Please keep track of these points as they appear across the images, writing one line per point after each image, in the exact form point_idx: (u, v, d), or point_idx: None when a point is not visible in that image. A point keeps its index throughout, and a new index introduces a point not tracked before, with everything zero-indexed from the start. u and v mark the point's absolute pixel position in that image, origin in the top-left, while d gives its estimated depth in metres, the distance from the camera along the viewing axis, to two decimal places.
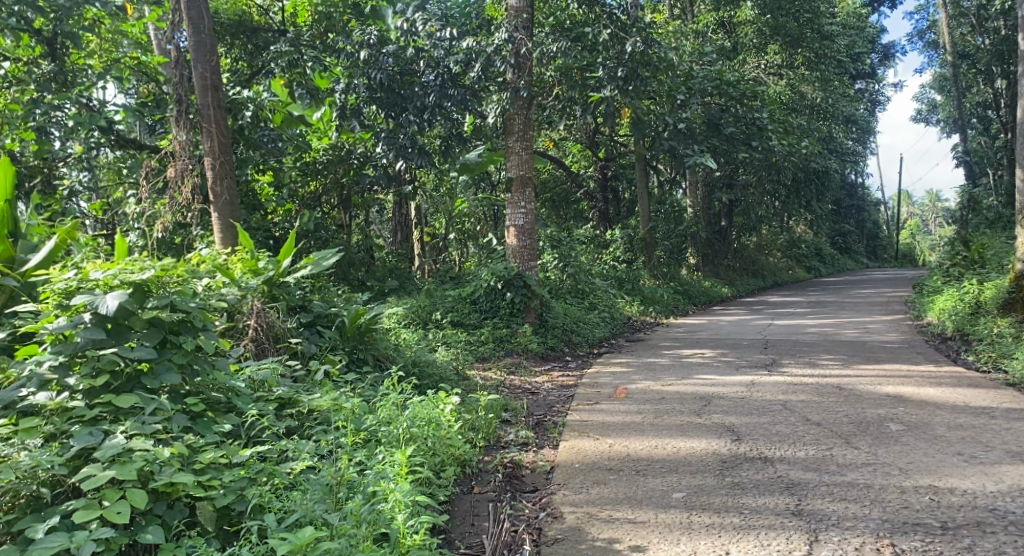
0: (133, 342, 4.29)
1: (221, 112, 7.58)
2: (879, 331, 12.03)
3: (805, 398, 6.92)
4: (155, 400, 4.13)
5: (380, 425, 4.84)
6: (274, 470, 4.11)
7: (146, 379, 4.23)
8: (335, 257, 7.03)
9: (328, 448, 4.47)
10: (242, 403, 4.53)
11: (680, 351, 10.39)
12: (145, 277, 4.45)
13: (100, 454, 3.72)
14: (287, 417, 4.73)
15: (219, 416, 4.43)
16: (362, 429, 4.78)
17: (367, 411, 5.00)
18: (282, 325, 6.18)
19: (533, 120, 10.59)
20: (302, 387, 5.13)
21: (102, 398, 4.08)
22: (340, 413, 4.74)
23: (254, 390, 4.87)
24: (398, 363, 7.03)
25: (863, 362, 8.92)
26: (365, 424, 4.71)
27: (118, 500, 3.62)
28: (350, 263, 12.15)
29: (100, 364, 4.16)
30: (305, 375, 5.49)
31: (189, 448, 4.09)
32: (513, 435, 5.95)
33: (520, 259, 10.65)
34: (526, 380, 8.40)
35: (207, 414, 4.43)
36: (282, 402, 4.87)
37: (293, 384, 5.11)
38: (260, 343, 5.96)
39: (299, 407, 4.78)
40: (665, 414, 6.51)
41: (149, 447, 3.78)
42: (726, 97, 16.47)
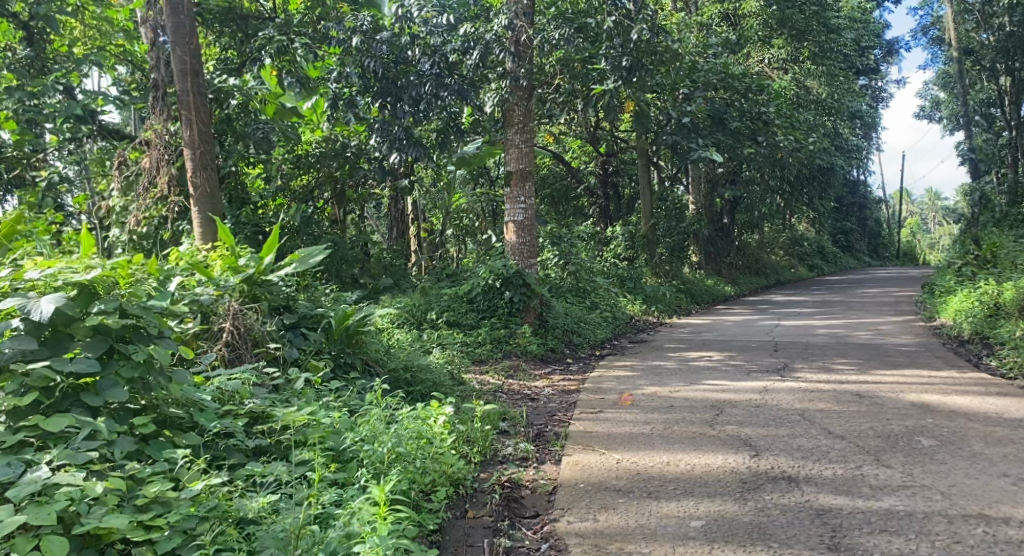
0: (74, 351, 3.83)
1: (201, 99, 7.05)
2: (892, 332, 11.59)
3: (824, 407, 6.48)
4: (92, 424, 3.67)
5: (363, 443, 4.39)
6: (233, 504, 3.68)
7: (86, 396, 3.76)
8: (324, 253, 6.55)
9: (302, 474, 4.03)
10: (205, 421, 4.11)
11: (686, 353, 9.95)
12: (91, 278, 4.02)
13: (13, 493, 3.28)
14: (258, 436, 4.30)
15: (177, 436, 4.01)
16: (343, 449, 4.34)
17: (350, 426, 4.56)
18: (262, 328, 5.72)
19: (533, 111, 10.12)
20: (279, 398, 4.71)
21: (29, 420, 3.61)
22: (317, 432, 4.31)
23: (223, 404, 4.46)
24: (389, 367, 6.57)
25: (880, 366, 8.49)
26: (343, 444, 4.27)
27: (29, 551, 3.16)
28: (342, 260, 11.67)
29: (30, 381, 3.69)
30: (285, 383, 5.06)
31: (133, 478, 3.65)
32: (510, 447, 5.48)
33: (520, 257, 10.19)
34: (525, 385, 7.94)
35: (163, 435, 4.00)
36: (255, 417, 4.46)
37: (269, 395, 4.69)
38: (235, 348, 5.53)
39: (272, 423, 4.36)
40: (675, 424, 6.05)
41: (76, 484, 3.33)
42: (731, 91, 16.01)
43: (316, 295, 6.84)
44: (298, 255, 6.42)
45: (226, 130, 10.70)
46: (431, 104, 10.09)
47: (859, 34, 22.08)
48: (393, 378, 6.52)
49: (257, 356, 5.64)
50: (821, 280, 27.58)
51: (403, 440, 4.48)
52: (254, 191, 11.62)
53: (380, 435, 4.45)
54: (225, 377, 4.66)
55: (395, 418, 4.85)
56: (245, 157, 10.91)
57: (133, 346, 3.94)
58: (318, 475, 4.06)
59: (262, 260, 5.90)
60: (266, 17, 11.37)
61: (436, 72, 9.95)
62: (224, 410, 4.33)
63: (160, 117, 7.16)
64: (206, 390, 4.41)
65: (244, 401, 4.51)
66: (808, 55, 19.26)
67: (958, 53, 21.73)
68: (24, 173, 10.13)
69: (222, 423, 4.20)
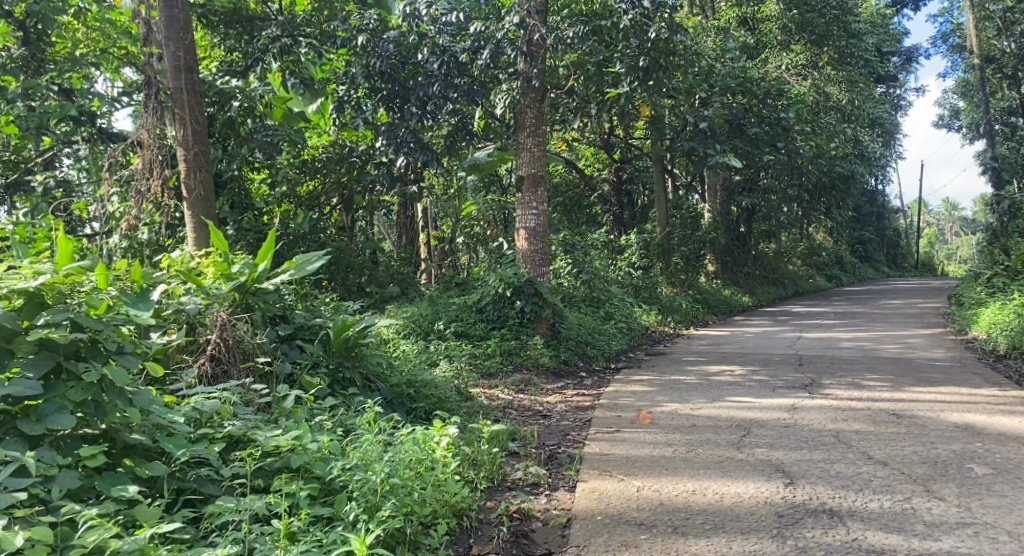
0: (14, 369, 3.52)
1: (196, 97, 6.60)
2: (923, 346, 11.11)
3: (859, 429, 6.02)
4: (21, 458, 3.30)
5: (354, 471, 3.97)
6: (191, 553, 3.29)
7: (24, 423, 3.41)
8: (325, 260, 6.18)
9: (278, 511, 3.63)
10: (172, 448, 3.71)
11: (707, 366, 9.48)
12: (37, 284, 3.71)
13: None
14: (236, 463, 3.90)
15: (137, 467, 3.63)
16: (329, 479, 3.93)
17: (340, 450, 4.15)
18: (252, 341, 5.30)
19: (546, 114, 9.69)
20: (264, 419, 4.30)
21: None
22: (301, 461, 3.90)
23: (198, 426, 4.07)
24: (391, 383, 6.12)
25: (914, 383, 8.01)
26: (328, 474, 3.86)
27: None
28: (348, 267, 11.28)
29: None
30: (274, 401, 4.67)
31: (70, 524, 3.27)
32: (520, 471, 5.04)
33: (531, 265, 9.74)
34: (536, 401, 7.50)
35: (123, 465, 3.64)
36: (235, 440, 4.07)
37: (253, 415, 4.29)
38: (220, 363, 5.11)
39: (251, 449, 3.96)
40: (698, 446, 5.60)
41: None
42: (750, 96, 15.56)
43: (314, 304, 6.43)
44: (297, 261, 6.05)
45: (224, 133, 10.21)
46: (439, 104, 9.74)
47: (879, 39, 21.61)
48: (394, 395, 6.06)
49: (245, 372, 5.20)
50: (839, 290, 27.00)
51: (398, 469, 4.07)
52: (259, 196, 11.09)
53: (373, 461, 4.04)
54: (204, 396, 4.27)
55: (393, 441, 4.44)
56: (250, 162, 10.54)
57: (83, 365, 3.59)
58: (300, 511, 3.65)
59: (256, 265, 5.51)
60: (271, 17, 10.79)
61: (445, 72, 9.55)
62: (197, 433, 3.94)
63: (152, 117, 6.78)
64: (179, 411, 4.02)
65: (222, 421, 4.12)
66: (828, 60, 18.79)
67: (982, 59, 21.22)
68: (21, 178, 9.77)
69: (194, 448, 3.81)
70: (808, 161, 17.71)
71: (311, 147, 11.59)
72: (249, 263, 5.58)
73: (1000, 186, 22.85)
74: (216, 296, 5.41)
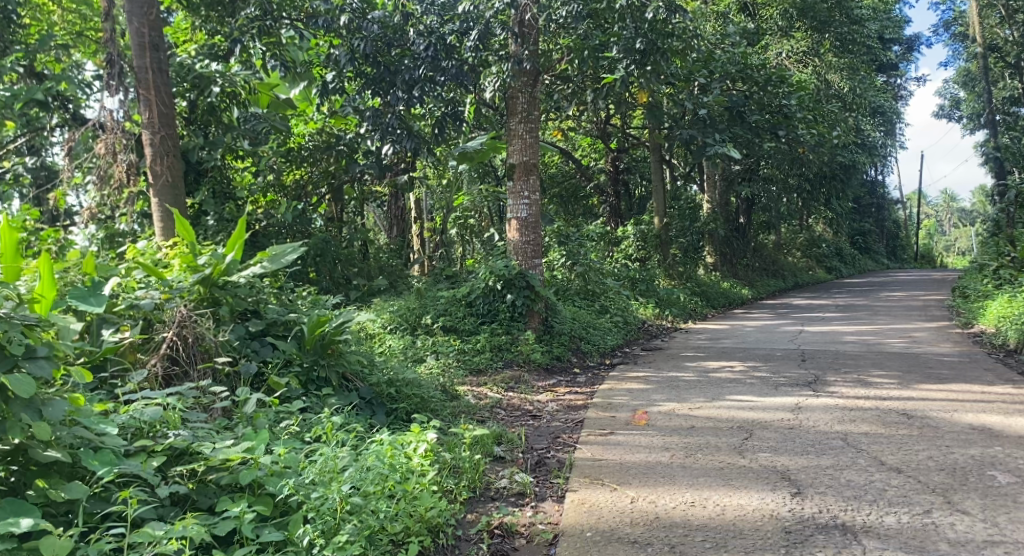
0: None
1: (163, 77, 6.19)
2: (929, 340, 10.74)
3: (869, 431, 5.66)
4: None
5: (315, 486, 3.65)
6: None
7: None
8: (302, 251, 5.78)
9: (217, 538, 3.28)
10: (92, 466, 3.34)
11: (706, 362, 9.11)
12: None
13: None
14: (177, 479, 3.55)
15: (53, 488, 3.28)
16: (283, 497, 3.58)
17: (300, 462, 3.81)
18: (214, 339, 4.92)
19: (538, 100, 9.29)
20: (214, 427, 3.94)
21: None
22: (252, 477, 3.55)
23: (137, 437, 3.71)
24: (372, 383, 5.74)
25: (923, 380, 7.64)
26: (282, 492, 3.52)
27: None
28: (335, 260, 10.91)
29: None
30: (233, 405, 4.32)
31: None
32: (504, 479, 4.67)
33: (523, 257, 9.35)
34: (527, 400, 7.14)
35: (36, 486, 3.28)
36: (179, 452, 3.70)
37: (202, 423, 3.93)
38: (175, 361, 4.78)
39: (194, 463, 3.60)
40: (697, 450, 5.23)
41: None
42: (749, 83, 15.16)
43: (290, 298, 6.05)
44: (271, 253, 5.66)
45: (205, 120, 9.95)
46: (426, 88, 9.32)
47: (880, 27, 21.21)
48: (375, 396, 5.69)
49: (204, 373, 4.83)
50: (839, 282, 26.63)
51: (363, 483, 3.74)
52: (244, 185, 10.61)
53: (335, 473, 3.70)
54: (146, 402, 3.90)
55: (364, 450, 4.10)
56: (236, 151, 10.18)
57: None
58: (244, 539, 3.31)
59: (224, 257, 5.13)
60: None
61: (432, 54, 9.14)
62: (132, 446, 3.58)
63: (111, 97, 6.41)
64: (113, 421, 3.65)
65: (164, 430, 3.75)
66: (828, 47, 18.38)
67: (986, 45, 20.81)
68: None
69: (126, 465, 3.44)
70: (809, 150, 17.34)
71: (297, 135, 11.19)
72: (216, 254, 5.21)
73: (1003, 176, 22.47)
74: (179, 289, 5.03)
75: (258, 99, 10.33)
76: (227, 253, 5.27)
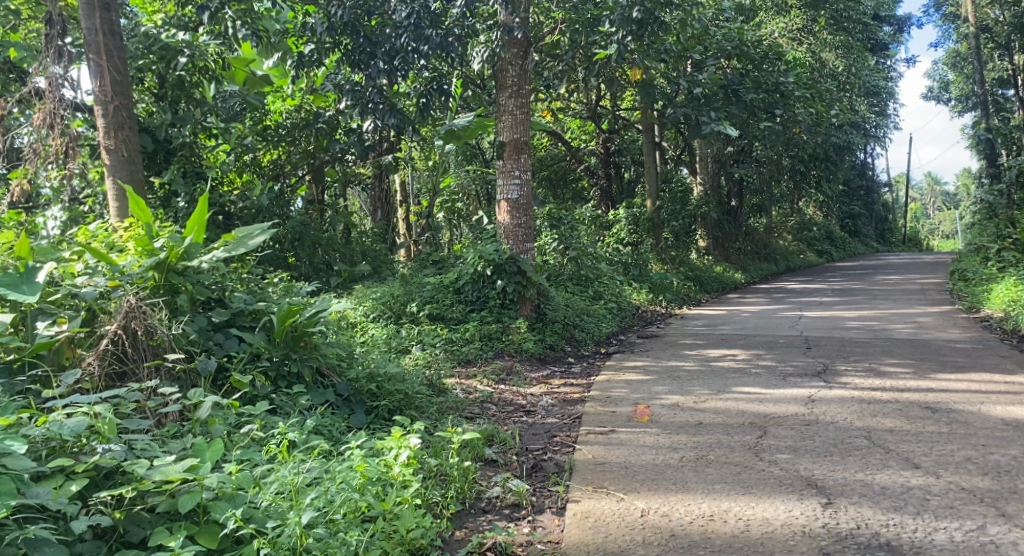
0: None
1: (115, 38, 5.55)
2: (936, 325, 10.34)
3: (894, 427, 5.20)
4: None
5: (274, 510, 3.17)
6: None
7: None
8: (270, 234, 5.35)
9: None
10: None
11: (708, 350, 8.64)
12: None
13: None
14: (101, 507, 3.06)
15: None
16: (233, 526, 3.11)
17: (256, 481, 3.32)
18: (166, 331, 4.37)
19: (529, 73, 8.71)
20: (151, 440, 3.45)
21: None
22: (193, 503, 3.06)
23: (55, 453, 3.21)
24: (349, 378, 5.24)
25: (940, 369, 7.20)
26: (229, 525, 3.01)
27: None
28: (315, 244, 10.34)
29: None
30: (184, 410, 3.83)
31: None
32: (497, 488, 4.16)
33: (514, 240, 8.79)
34: (519, 393, 6.65)
35: None
36: (107, 472, 3.20)
37: (140, 434, 3.44)
38: (119, 357, 4.24)
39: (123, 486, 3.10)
40: (709, 451, 4.74)
41: None
42: (745, 60, 14.67)
43: (260, 284, 5.54)
44: (235, 235, 5.25)
45: (177, 96, 9.46)
46: (409, 59, 8.66)
47: (873, 6, 20.80)
48: (353, 393, 5.19)
49: (152, 372, 4.28)
50: (831, 266, 26.26)
51: (330, 508, 3.26)
52: (215, 165, 9.92)
53: (296, 497, 3.21)
54: (69, 411, 3.39)
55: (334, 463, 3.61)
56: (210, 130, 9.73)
57: None
58: None
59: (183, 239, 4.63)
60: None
61: (414, 22, 8.39)
62: (45, 467, 3.08)
63: (51, 61, 5.71)
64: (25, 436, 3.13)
65: (91, 443, 3.26)
66: (822, 25, 17.94)
67: (979, 26, 20.43)
68: None
69: (34, 493, 2.93)
70: (804, 130, 16.88)
71: (273, 113, 10.68)
72: (174, 236, 4.71)
73: (998, 158, 22.14)
74: (130, 275, 4.55)
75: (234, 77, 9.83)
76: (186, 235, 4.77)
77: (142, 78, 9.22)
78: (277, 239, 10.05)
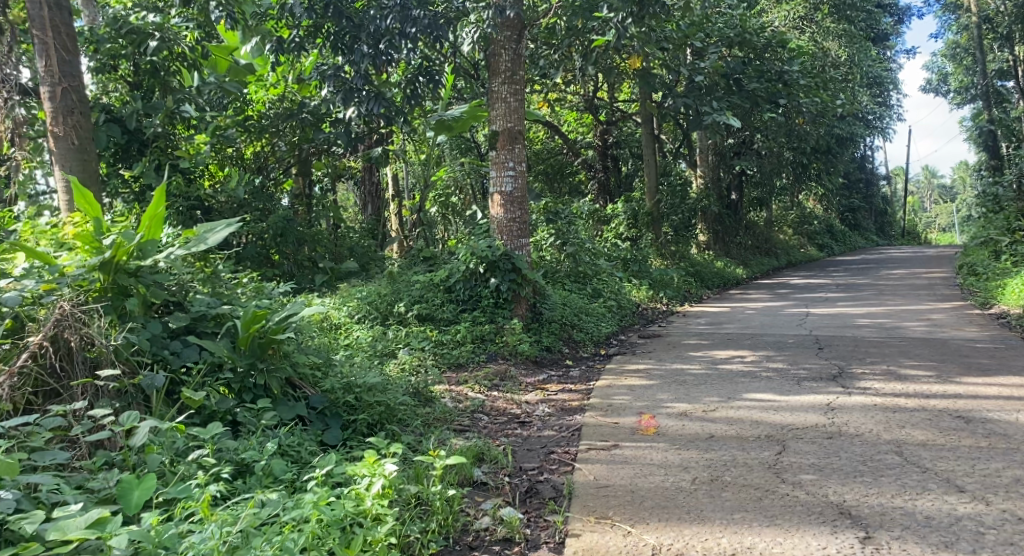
0: None
1: (62, 14, 5.14)
2: (952, 323, 9.85)
3: (926, 440, 4.71)
4: None
5: None
6: None
7: None
8: (235, 229, 4.88)
9: None
10: None
11: (715, 351, 8.13)
12: None
13: None
14: None
15: None
16: None
17: (182, 537, 2.97)
18: (105, 341, 3.97)
19: (523, 57, 8.21)
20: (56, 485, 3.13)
21: None
22: None
23: None
24: (324, 389, 4.75)
25: (964, 373, 6.70)
26: None
27: None
28: (300, 241, 9.82)
29: None
30: (112, 438, 3.49)
31: None
32: (486, 517, 3.69)
33: (508, 236, 8.24)
34: (514, 401, 6.14)
35: None
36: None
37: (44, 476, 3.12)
38: (48, 372, 3.85)
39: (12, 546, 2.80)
40: (724, 471, 4.27)
41: None
42: (747, 48, 14.16)
43: (227, 285, 4.98)
44: (196, 231, 4.78)
45: (151, 84, 8.89)
46: (396, 42, 8.12)
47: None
48: (329, 405, 4.69)
49: (84, 390, 3.87)
50: (833, 260, 25.75)
51: None
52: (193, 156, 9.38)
53: None
54: None
55: (289, 503, 3.19)
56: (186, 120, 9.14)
57: None
58: None
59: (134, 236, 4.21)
60: None
61: (401, 1, 7.85)
62: None
63: None
64: None
65: None
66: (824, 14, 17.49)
67: (981, 17, 20.02)
68: None
69: None
70: (807, 121, 16.41)
71: (256, 102, 10.07)
72: (124, 232, 4.27)
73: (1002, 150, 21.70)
74: (70, 277, 4.13)
75: (216, 64, 9.83)
76: (137, 232, 4.32)
77: (115, 65, 8.68)
78: (258, 236, 9.51)
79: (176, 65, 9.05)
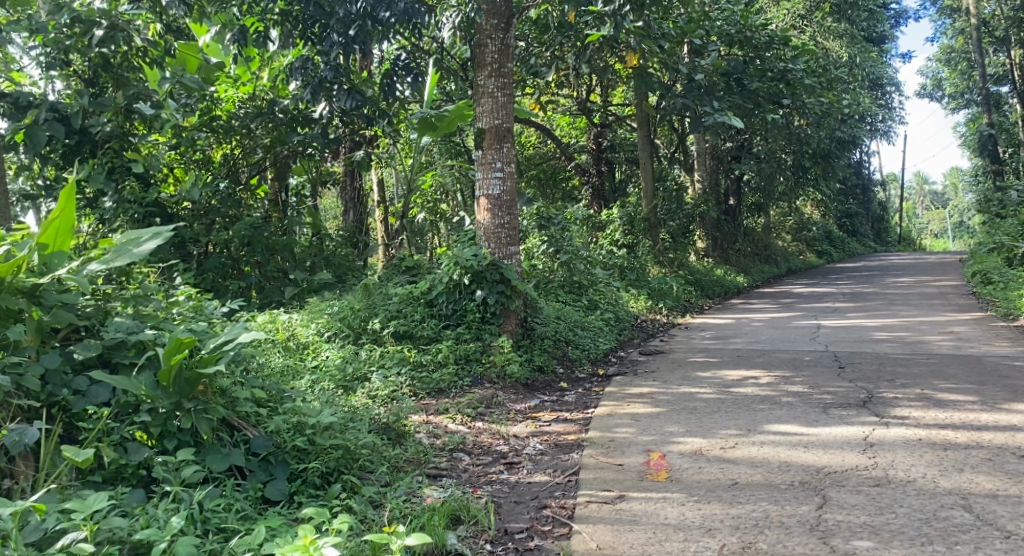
0: None
1: None
2: (977, 337, 9.10)
3: (996, 490, 3.94)
4: None
5: None
6: None
7: None
8: (165, 238, 4.04)
9: None
10: None
11: (725, 370, 7.33)
12: None
13: None
14: None
15: None
16: None
17: None
18: None
19: (512, 48, 7.41)
20: None
21: None
22: None
23: None
24: (269, 431, 3.91)
25: (1011, 398, 5.92)
26: None
27: None
28: (269, 249, 8.94)
29: None
30: None
31: None
32: None
33: (496, 243, 7.41)
34: (501, 435, 5.32)
35: None
36: None
37: None
38: None
39: None
40: (758, 536, 3.49)
41: None
42: (749, 46, 13.37)
43: (157, 303, 4.12)
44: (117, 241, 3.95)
45: (105, 78, 7.85)
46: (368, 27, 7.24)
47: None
48: (274, 450, 3.86)
49: None
50: (834, 267, 25.04)
51: None
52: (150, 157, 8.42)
53: None
54: None
55: None
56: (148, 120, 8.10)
57: None
58: None
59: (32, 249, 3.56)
60: None
61: None
62: None
63: None
64: None
65: None
66: (824, 14, 16.80)
67: (976, 22, 19.22)
68: None
69: None
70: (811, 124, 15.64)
71: (225, 101, 9.05)
72: (21, 245, 3.60)
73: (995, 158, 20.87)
74: None
75: (186, 62, 9.07)
76: (39, 243, 3.65)
77: (68, 60, 7.68)
78: (223, 243, 8.64)
79: (137, 60, 8.08)
